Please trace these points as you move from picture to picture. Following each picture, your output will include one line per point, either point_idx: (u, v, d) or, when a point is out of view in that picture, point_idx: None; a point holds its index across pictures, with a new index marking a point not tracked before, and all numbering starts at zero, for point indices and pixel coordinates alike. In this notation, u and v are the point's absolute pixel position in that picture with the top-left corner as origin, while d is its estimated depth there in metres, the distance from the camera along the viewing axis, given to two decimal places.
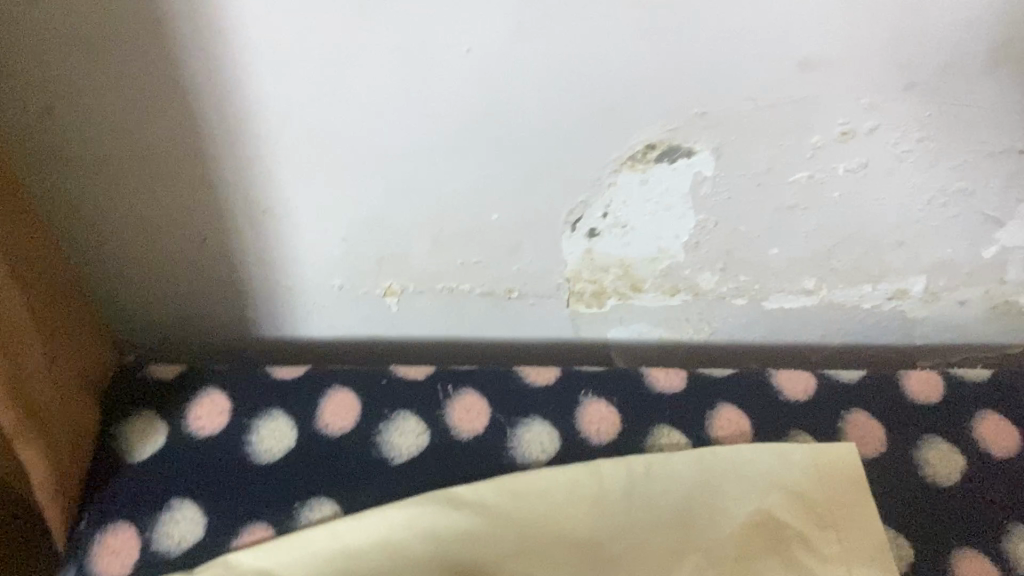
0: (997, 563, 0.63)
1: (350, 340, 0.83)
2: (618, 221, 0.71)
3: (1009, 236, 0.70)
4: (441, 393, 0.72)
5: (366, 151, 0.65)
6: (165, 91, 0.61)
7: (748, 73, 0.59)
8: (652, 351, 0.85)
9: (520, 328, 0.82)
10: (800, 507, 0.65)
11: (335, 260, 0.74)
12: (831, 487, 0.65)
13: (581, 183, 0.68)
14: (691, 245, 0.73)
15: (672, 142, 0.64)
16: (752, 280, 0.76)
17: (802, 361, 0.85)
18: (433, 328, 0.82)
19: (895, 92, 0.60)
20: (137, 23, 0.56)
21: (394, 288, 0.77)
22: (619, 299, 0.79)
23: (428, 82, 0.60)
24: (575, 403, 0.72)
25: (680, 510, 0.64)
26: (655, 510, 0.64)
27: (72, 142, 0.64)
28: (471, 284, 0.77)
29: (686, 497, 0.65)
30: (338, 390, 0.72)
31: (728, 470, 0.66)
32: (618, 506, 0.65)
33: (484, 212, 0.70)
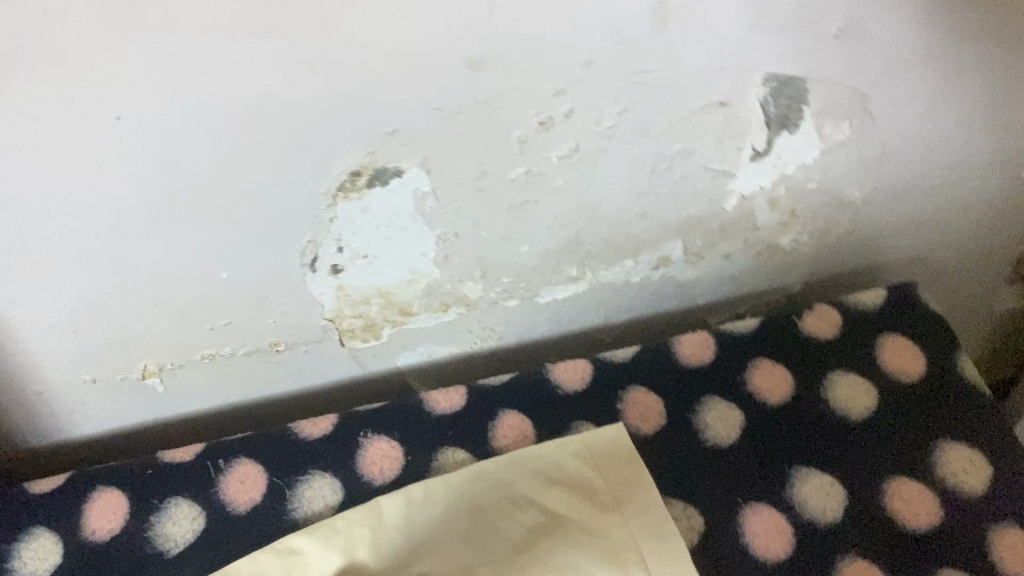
0: (787, 512, 0.61)
1: (131, 427, 0.80)
2: (356, 252, 0.68)
3: (745, 186, 0.70)
4: (212, 469, 0.68)
5: (61, 240, 0.61)
6: None
7: (420, 83, 0.57)
8: (447, 367, 0.83)
9: (302, 377, 0.80)
10: (587, 500, 0.62)
11: (76, 353, 0.71)
12: (614, 473, 0.63)
13: (301, 222, 0.65)
14: (440, 260, 0.71)
15: (377, 165, 0.62)
16: (515, 280, 0.74)
17: (595, 343, 0.85)
18: (214, 398, 0.79)
19: (575, 72, 0.59)
20: None
21: (151, 368, 0.74)
22: (393, 327, 0.77)
23: (93, 162, 0.57)
24: (354, 447, 0.68)
25: (464, 534, 0.61)
26: (438, 540, 0.60)
27: None
28: (232, 346, 0.74)
29: (471, 518, 0.62)
30: (106, 491, 0.67)
31: (507, 481, 0.63)
32: (399, 544, 0.60)
33: (214, 273, 0.67)
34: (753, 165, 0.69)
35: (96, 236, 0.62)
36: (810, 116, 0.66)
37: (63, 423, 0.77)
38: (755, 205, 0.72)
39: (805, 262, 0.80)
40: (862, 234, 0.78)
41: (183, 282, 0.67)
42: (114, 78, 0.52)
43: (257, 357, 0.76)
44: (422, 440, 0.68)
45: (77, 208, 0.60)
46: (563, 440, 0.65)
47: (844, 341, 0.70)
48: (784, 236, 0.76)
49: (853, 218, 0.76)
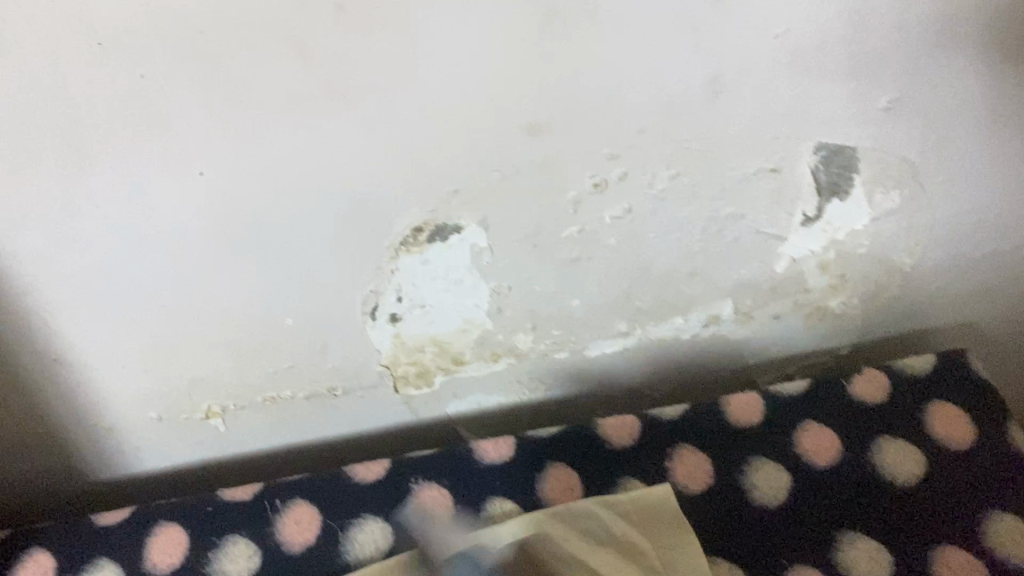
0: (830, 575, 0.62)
1: (192, 463, 0.83)
2: (414, 302, 0.71)
3: (795, 249, 0.72)
4: (270, 508, 0.70)
5: (139, 284, 0.66)
6: None
7: (482, 146, 0.60)
8: (498, 419, 0.85)
9: (357, 422, 0.82)
10: (632, 557, 0.63)
11: (145, 390, 0.75)
12: (658, 529, 0.64)
13: (363, 272, 0.68)
14: (493, 312, 0.73)
15: (438, 221, 0.65)
16: (566, 334, 0.76)
17: (645, 399, 0.85)
18: (272, 439, 0.82)
19: (630, 137, 0.61)
20: None
21: (215, 409, 0.77)
22: (445, 376, 0.79)
23: (172, 213, 0.61)
24: (405, 493, 0.70)
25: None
26: None
27: None
28: (292, 390, 0.77)
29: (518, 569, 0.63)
30: (167, 525, 0.70)
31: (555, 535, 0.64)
32: None
33: (278, 319, 0.70)
34: (804, 229, 0.70)
35: (171, 281, 0.66)
36: (862, 184, 0.67)
37: (128, 457, 0.81)
38: (805, 267, 0.74)
39: (856, 325, 0.81)
40: (914, 298, 0.79)
41: (249, 327, 0.71)
42: (199, 136, 0.57)
43: (315, 401, 0.79)
44: (472, 488, 0.69)
45: (156, 255, 0.64)
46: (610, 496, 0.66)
47: (894, 405, 0.70)
48: (834, 298, 0.77)
49: (905, 282, 0.77)
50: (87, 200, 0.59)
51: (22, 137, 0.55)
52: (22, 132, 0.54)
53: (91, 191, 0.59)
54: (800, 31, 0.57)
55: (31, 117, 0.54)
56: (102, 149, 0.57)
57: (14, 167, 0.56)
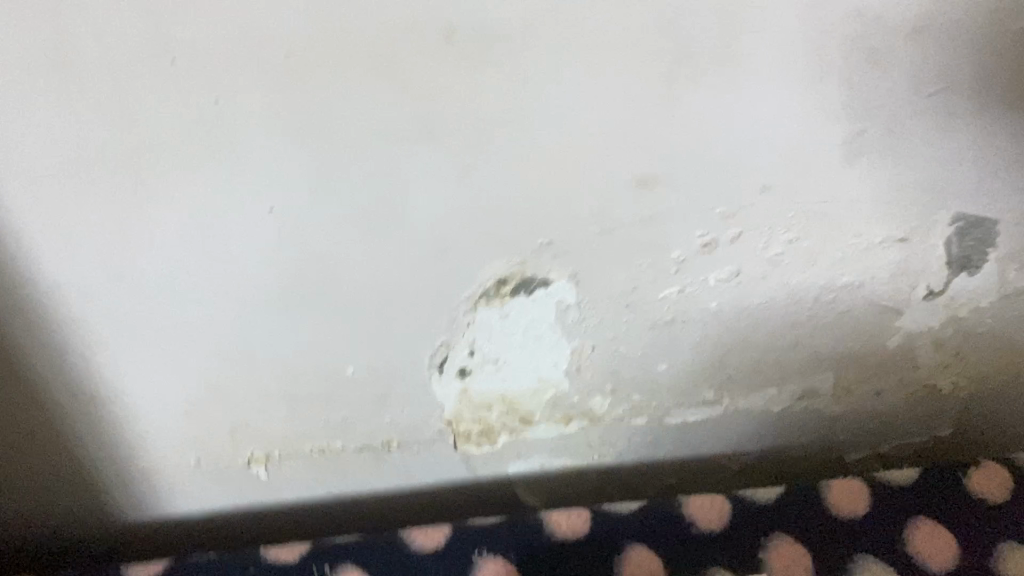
0: None
1: (227, 511, 0.76)
2: (487, 357, 0.65)
3: (911, 323, 0.65)
4: (320, 574, 0.65)
5: (190, 323, 0.60)
6: None
7: (584, 198, 0.54)
8: (561, 483, 0.78)
9: (409, 477, 0.76)
10: None
11: (185, 433, 0.68)
12: None
13: (436, 324, 0.62)
14: (572, 370, 0.67)
15: (524, 274, 0.59)
16: (646, 399, 0.69)
17: (722, 471, 0.78)
18: (317, 491, 0.75)
19: (750, 196, 0.55)
20: None
21: (260, 455, 0.71)
22: (510, 435, 0.72)
23: (235, 251, 0.55)
24: (467, 567, 0.64)
25: None
26: None
27: None
28: (344, 441, 0.71)
29: None
30: None
31: None
32: None
33: (339, 367, 0.65)
34: (924, 304, 0.63)
35: (225, 322, 0.60)
36: (995, 259, 0.60)
37: (160, 501, 0.74)
38: (917, 343, 0.67)
39: (963, 406, 0.73)
40: None
41: (307, 373, 0.65)
42: (272, 170, 0.51)
43: (367, 454, 0.72)
44: (540, 568, 0.64)
45: (212, 295, 0.58)
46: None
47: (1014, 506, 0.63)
48: (943, 376, 0.70)
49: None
50: (142, 234, 0.53)
51: (78, 163, 0.49)
52: (79, 157, 0.49)
53: (148, 224, 0.53)
54: (956, 88, 0.50)
55: (90, 142, 0.48)
56: (164, 179, 0.50)
57: (67, 193, 0.50)
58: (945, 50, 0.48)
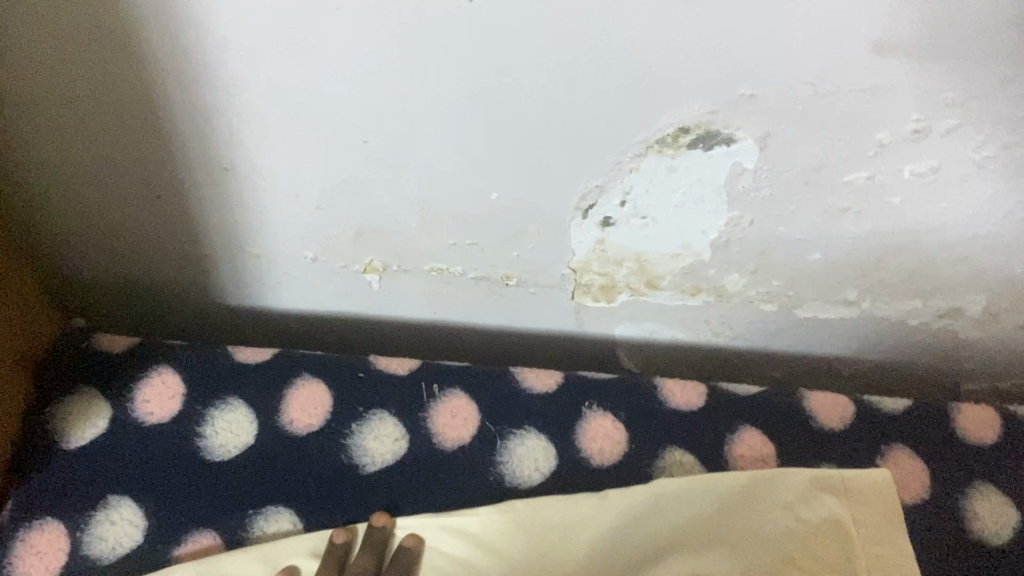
0: None
1: (325, 315, 0.75)
2: (637, 210, 0.61)
3: None
4: (425, 392, 0.64)
5: (348, 111, 0.56)
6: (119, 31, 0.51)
7: (809, 53, 0.49)
8: (665, 354, 0.75)
9: (515, 319, 0.73)
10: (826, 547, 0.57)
11: (309, 232, 0.66)
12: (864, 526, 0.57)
13: (598, 164, 0.58)
14: (719, 243, 0.63)
15: (711, 127, 0.54)
16: (785, 286, 0.66)
17: (832, 375, 0.75)
18: (422, 311, 0.73)
19: (985, 86, 0.50)
20: None
21: (376, 266, 0.69)
22: (631, 295, 0.69)
23: (420, 42, 0.51)
24: (574, 418, 0.63)
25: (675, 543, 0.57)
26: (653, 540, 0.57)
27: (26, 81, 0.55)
28: (464, 267, 0.68)
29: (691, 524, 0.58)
30: (308, 381, 0.64)
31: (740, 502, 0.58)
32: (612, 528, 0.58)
33: (482, 191, 0.61)
34: None
35: (384, 119, 0.56)
36: None
37: (264, 290, 0.72)
38: None
39: None
40: None
41: (448, 191, 0.61)
42: None
43: (483, 286, 0.70)
44: (648, 431, 0.62)
45: (379, 86, 0.54)
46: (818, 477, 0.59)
47: None
48: None
49: None
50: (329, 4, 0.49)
51: None
52: None
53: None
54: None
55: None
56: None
57: None
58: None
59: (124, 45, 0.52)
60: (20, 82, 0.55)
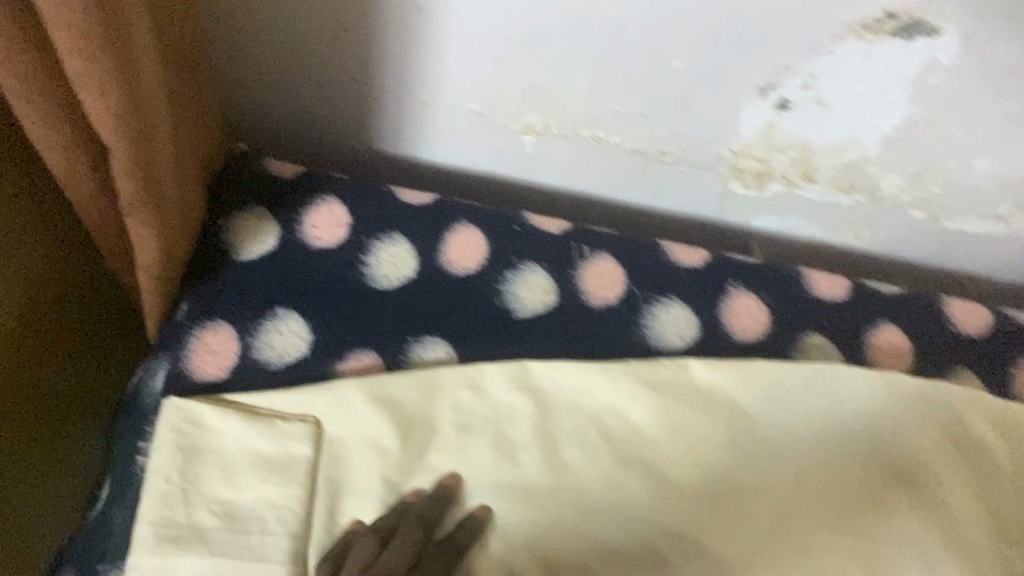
0: None
1: (473, 170, 0.76)
2: (817, 96, 0.62)
3: None
4: (576, 252, 0.66)
5: None
6: None
7: None
8: (794, 250, 0.77)
9: (659, 198, 0.74)
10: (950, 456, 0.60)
11: (479, 83, 0.67)
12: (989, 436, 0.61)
13: (792, 43, 0.58)
14: (889, 140, 0.64)
15: (920, 17, 0.54)
16: (940, 193, 0.67)
17: (957, 288, 0.77)
18: (565, 180, 0.74)
19: None
20: None
21: (537, 126, 0.70)
22: (784, 186, 0.70)
23: None
24: (719, 293, 0.65)
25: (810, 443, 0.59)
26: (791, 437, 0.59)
27: None
28: (624, 137, 0.69)
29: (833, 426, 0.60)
30: (467, 228, 0.66)
31: (884, 411, 0.60)
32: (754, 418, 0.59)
33: (665, 60, 0.62)
34: None
35: None
36: None
37: (417, 140, 0.74)
38: None
39: None
40: None
41: (631, 57, 0.62)
42: None
43: (637, 159, 0.71)
44: (790, 316, 0.64)
45: None
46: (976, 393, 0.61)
47: None
48: None
49: None
50: None
51: None
52: None
53: None
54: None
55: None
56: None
57: None
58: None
59: None
60: None
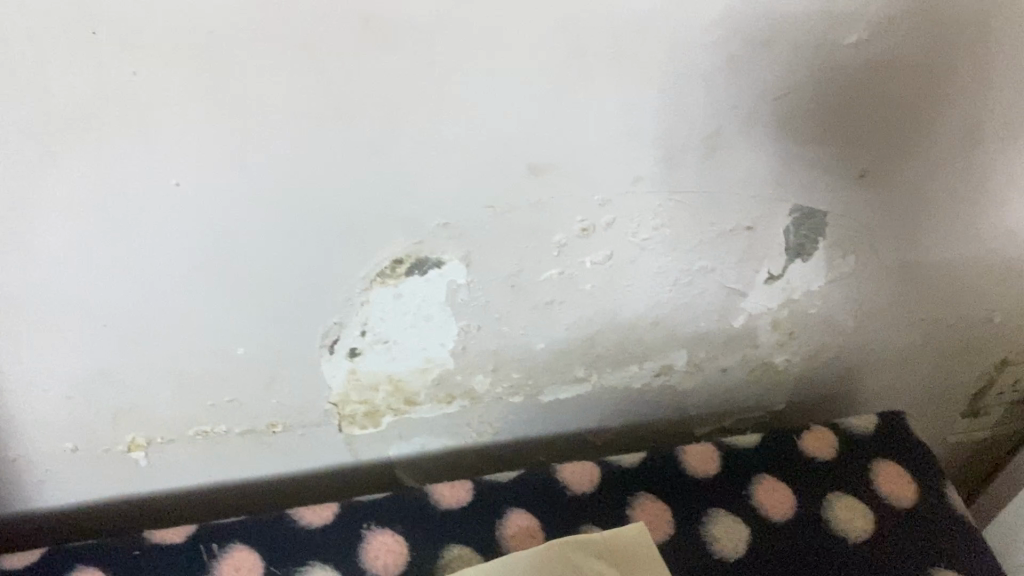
0: None
1: (98, 503, 0.74)
2: (377, 337, 0.67)
3: (754, 305, 0.74)
4: (204, 554, 0.65)
5: (81, 304, 0.59)
6: None
7: (479, 183, 0.59)
8: (436, 463, 0.81)
9: (291, 463, 0.76)
10: None
11: (62, 422, 0.66)
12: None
13: (332, 302, 0.64)
14: (457, 351, 0.71)
15: (419, 254, 0.62)
16: (524, 376, 0.75)
17: (587, 446, 0.84)
18: (191, 478, 0.74)
19: (624, 185, 0.62)
20: None
21: (139, 441, 0.70)
22: (394, 417, 0.75)
23: (140, 229, 0.55)
24: (357, 539, 0.66)
25: None
26: None
27: None
28: (228, 422, 0.70)
29: None
30: (83, 572, 0.63)
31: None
32: None
33: (229, 348, 0.65)
34: (765, 286, 0.72)
35: (118, 304, 0.60)
36: (822, 246, 0.70)
37: (24, 493, 0.71)
38: (759, 324, 0.76)
39: (791, 382, 0.84)
40: (848, 359, 0.83)
41: (197, 355, 0.65)
42: (183, 147, 0.52)
43: (251, 438, 0.72)
44: (427, 537, 0.67)
45: (111, 272, 0.57)
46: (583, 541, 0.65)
47: (842, 460, 0.73)
48: (779, 355, 0.80)
49: (843, 343, 0.81)
50: (43, 199, 0.52)
51: None
52: None
53: (50, 188, 0.52)
54: (805, 93, 0.59)
55: None
56: (82, 142, 0.50)
57: None
58: (800, 59, 0.57)
59: None
60: None
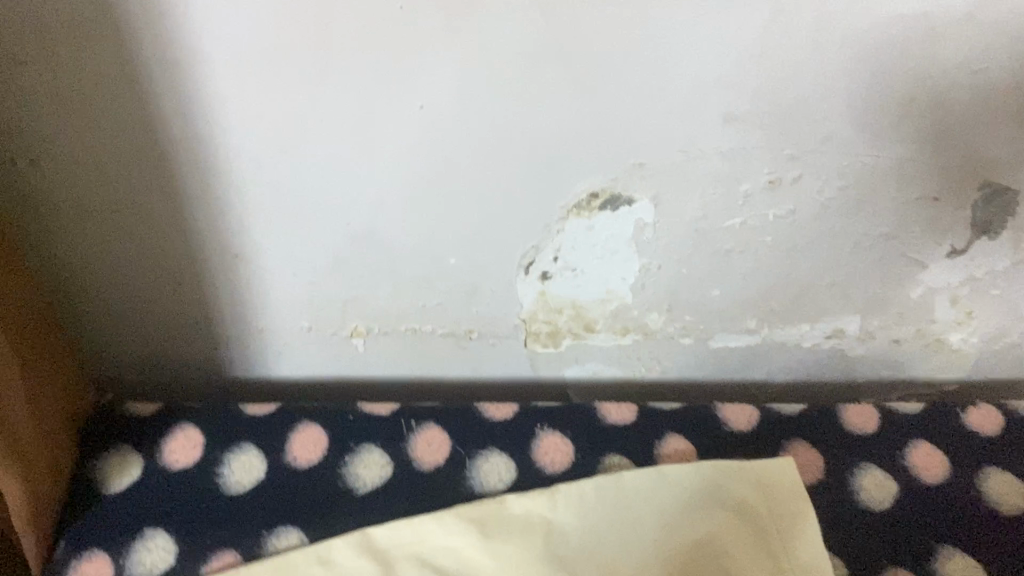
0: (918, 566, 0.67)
1: (319, 377, 0.87)
2: (567, 264, 0.76)
3: (933, 279, 0.76)
4: (404, 426, 0.76)
5: (331, 202, 0.71)
6: (161, 153, 0.67)
7: (677, 129, 0.66)
8: (607, 391, 0.89)
9: (480, 368, 0.87)
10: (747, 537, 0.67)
11: (302, 303, 0.80)
12: (776, 509, 0.69)
13: (534, 226, 0.73)
14: (637, 287, 0.78)
15: (614, 191, 0.70)
16: (697, 320, 0.81)
17: (750, 395, 0.89)
18: (396, 367, 0.86)
19: (813, 144, 0.66)
20: (129, 89, 0.62)
21: (360, 330, 0.82)
22: (574, 340, 0.83)
23: (386, 143, 0.67)
24: (531, 436, 0.76)
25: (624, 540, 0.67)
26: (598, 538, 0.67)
27: (84, 196, 0.70)
28: (433, 323, 0.82)
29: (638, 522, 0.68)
30: (307, 425, 0.76)
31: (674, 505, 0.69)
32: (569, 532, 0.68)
33: (442, 256, 0.76)
34: (946, 260, 0.74)
35: (360, 206, 0.71)
36: (1012, 227, 0.71)
37: (264, 359, 0.85)
38: (937, 299, 0.78)
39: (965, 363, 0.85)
40: None
41: (416, 260, 0.76)
42: (429, 74, 0.62)
43: (450, 340, 0.83)
44: (592, 445, 0.75)
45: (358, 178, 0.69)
46: (733, 466, 0.71)
47: (1006, 440, 0.74)
48: (956, 334, 0.81)
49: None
50: (316, 110, 0.64)
51: (281, 40, 0.60)
52: (283, 34, 0.59)
53: (323, 101, 0.63)
54: (1006, 67, 0.61)
55: (292, 18, 0.58)
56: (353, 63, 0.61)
57: (265, 65, 0.61)
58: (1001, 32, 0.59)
59: (159, 162, 0.67)
60: (77, 195, 0.70)
